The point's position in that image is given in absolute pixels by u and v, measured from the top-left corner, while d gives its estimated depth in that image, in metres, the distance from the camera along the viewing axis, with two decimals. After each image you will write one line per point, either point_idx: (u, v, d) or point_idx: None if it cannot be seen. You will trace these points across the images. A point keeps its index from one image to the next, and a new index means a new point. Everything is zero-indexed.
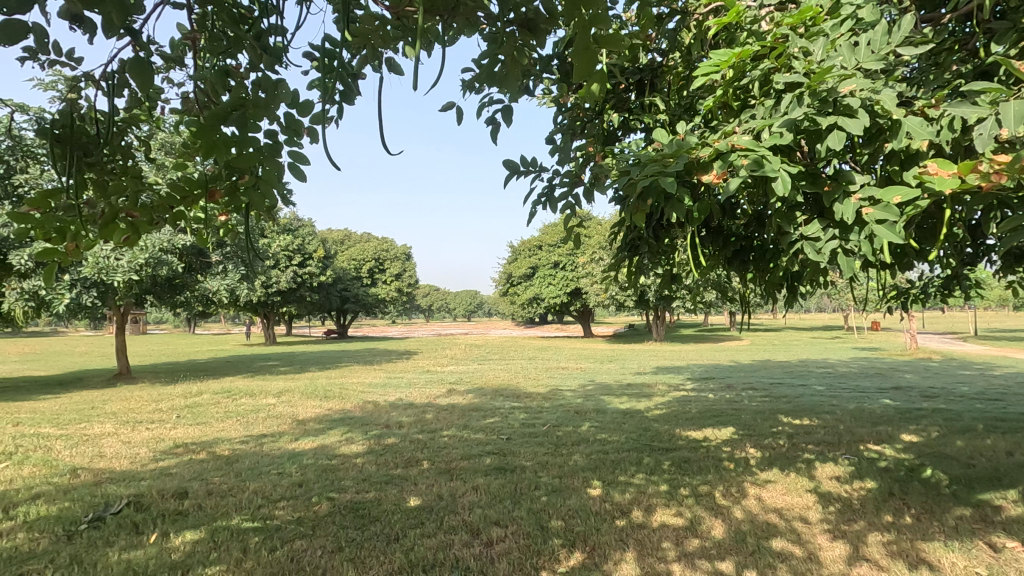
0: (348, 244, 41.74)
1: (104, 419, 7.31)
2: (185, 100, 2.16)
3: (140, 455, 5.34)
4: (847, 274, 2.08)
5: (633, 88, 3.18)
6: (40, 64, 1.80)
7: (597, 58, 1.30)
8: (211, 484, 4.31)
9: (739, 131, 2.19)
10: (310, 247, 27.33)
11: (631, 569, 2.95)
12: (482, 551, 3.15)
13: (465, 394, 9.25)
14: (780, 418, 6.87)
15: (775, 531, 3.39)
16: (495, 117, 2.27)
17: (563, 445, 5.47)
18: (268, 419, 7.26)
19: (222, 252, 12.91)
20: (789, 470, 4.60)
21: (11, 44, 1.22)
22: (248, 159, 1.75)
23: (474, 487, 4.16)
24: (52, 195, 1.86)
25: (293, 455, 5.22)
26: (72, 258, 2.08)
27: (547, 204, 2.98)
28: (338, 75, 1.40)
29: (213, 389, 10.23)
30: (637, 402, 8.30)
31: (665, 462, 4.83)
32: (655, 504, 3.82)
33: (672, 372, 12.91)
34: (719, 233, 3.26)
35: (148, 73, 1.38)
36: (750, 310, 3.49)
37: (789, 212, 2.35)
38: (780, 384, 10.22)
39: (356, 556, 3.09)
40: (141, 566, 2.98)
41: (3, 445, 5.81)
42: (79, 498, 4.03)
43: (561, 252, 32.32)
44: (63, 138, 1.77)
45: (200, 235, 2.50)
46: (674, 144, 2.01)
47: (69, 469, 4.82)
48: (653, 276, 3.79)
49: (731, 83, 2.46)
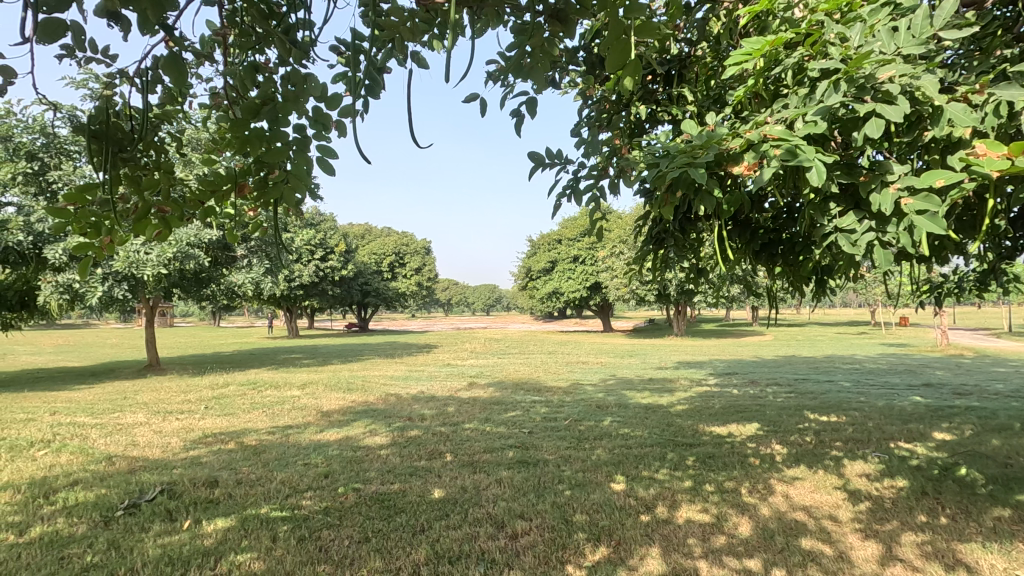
0: (370, 238, 42.28)
1: (136, 409, 7.52)
2: (214, 96, 2.18)
3: (171, 444, 5.49)
4: (883, 267, 2.02)
5: (660, 80, 3.12)
6: (77, 62, 1.83)
7: (630, 49, 1.27)
8: (240, 473, 4.40)
9: (771, 121, 2.13)
10: (330, 242, 27.70)
11: (657, 565, 2.93)
12: (507, 543, 3.16)
13: (486, 387, 9.31)
14: (807, 414, 6.76)
15: (804, 530, 3.34)
16: (519, 109, 2.25)
17: (585, 439, 5.46)
18: (293, 410, 7.39)
19: (246, 246, 13.13)
20: (817, 467, 4.53)
21: (51, 42, 1.25)
22: (279, 153, 1.77)
23: (498, 480, 4.17)
24: (88, 190, 1.88)
25: (319, 446, 5.30)
26: (107, 252, 2.12)
27: (573, 197, 2.97)
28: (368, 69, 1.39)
29: (238, 380, 10.44)
30: (660, 397, 8.25)
31: (689, 457, 4.79)
32: (680, 500, 3.79)
33: (693, 367, 12.79)
34: (746, 226, 3.23)
35: (183, 71, 1.40)
36: (777, 305, 3.43)
37: (821, 204, 2.29)
38: (804, 380, 10.05)
39: (383, 546, 3.13)
40: (176, 552, 3.06)
41: (42, 432, 6.01)
42: (115, 484, 4.16)
43: (582, 245, 32.18)
44: (99, 134, 1.80)
45: (230, 229, 2.54)
46: (704, 135, 1.98)
47: (104, 456, 4.98)
48: (678, 270, 3.77)
49: (762, 73, 2.41)
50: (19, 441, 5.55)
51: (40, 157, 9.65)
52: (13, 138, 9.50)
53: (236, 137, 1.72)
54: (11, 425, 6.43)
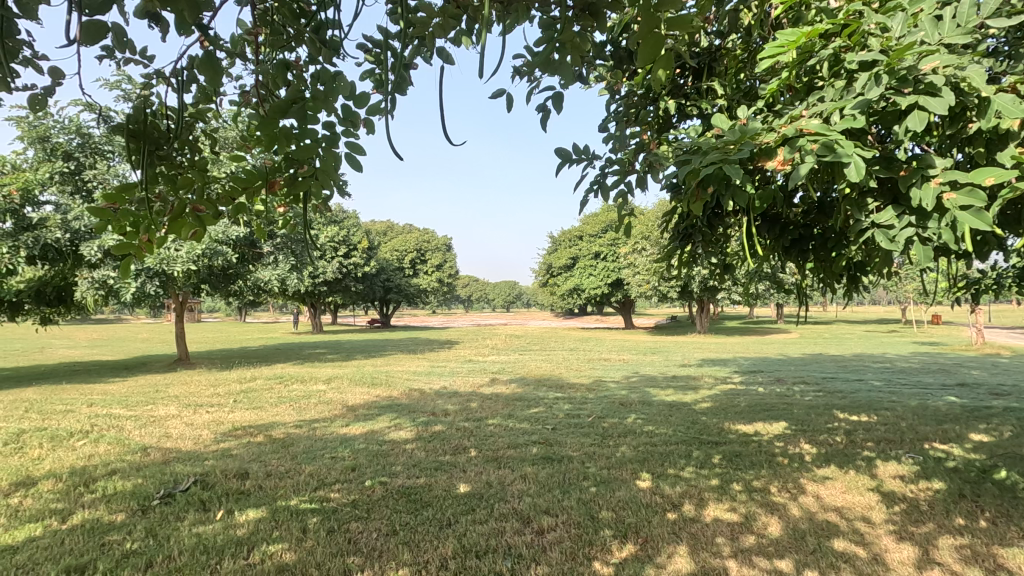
0: (392, 235, 42.69)
1: (168, 402, 7.73)
2: (244, 94, 2.21)
3: (203, 436, 5.62)
4: (923, 264, 1.94)
5: (689, 74, 3.09)
6: (117, 63, 1.87)
7: (662, 43, 1.25)
8: (269, 465, 4.48)
9: (806, 114, 2.07)
10: (353, 239, 28.06)
11: (685, 563, 2.91)
12: (533, 539, 3.17)
13: (508, 383, 9.35)
14: (836, 413, 6.62)
15: (836, 531, 3.27)
16: (545, 104, 2.23)
17: (610, 436, 5.44)
18: (319, 404, 7.51)
19: (273, 243, 13.38)
20: (848, 468, 4.44)
21: (93, 44, 1.28)
22: (308, 150, 1.80)
23: (522, 475, 4.19)
24: (128, 189, 1.93)
25: (345, 440, 5.37)
26: (144, 250, 2.16)
27: (599, 192, 2.95)
28: (397, 66, 1.38)
29: (266, 374, 10.67)
30: (684, 395, 8.16)
31: (715, 455, 4.74)
32: (707, 498, 3.75)
33: (717, 364, 12.65)
34: (776, 221, 3.16)
35: (218, 70, 1.43)
36: (809, 301, 3.36)
37: (858, 199, 2.23)
38: (833, 379, 9.82)
39: (410, 539, 3.16)
40: (210, 541, 3.13)
41: (80, 423, 6.21)
42: (150, 475, 4.27)
43: (603, 241, 31.99)
44: (137, 134, 1.84)
45: (259, 225, 2.57)
46: (738, 131, 1.94)
47: (140, 447, 5.12)
48: (706, 266, 3.73)
49: (796, 64, 2.36)
50: (59, 432, 5.75)
51: (76, 157, 10.17)
52: (50, 138, 9.89)
53: (267, 133, 1.74)
54: (50, 416, 6.65)
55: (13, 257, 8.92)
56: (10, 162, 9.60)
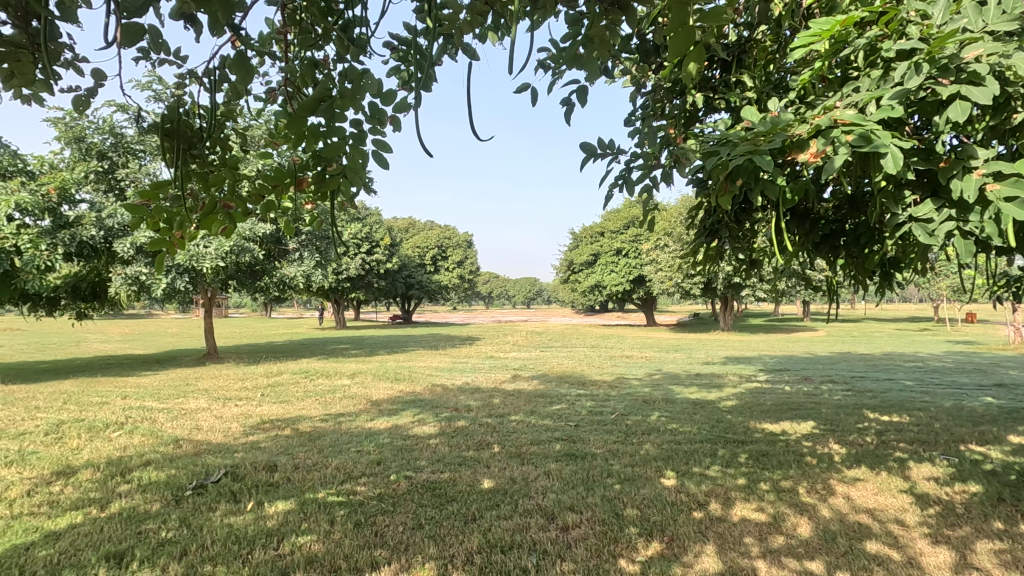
0: (414, 232, 43.01)
1: (198, 395, 7.92)
2: (272, 91, 2.23)
3: (232, 429, 5.74)
4: (963, 258, 1.87)
5: (717, 66, 3.04)
6: (152, 64, 1.92)
7: (693, 35, 1.22)
8: (297, 458, 4.56)
9: (841, 105, 2.02)
10: (376, 235, 28.36)
11: (713, 562, 2.88)
12: (558, 535, 3.17)
13: (530, 380, 9.37)
14: (866, 413, 6.48)
15: (869, 533, 3.21)
16: (570, 98, 2.21)
17: (633, 434, 5.40)
18: (345, 398, 7.62)
19: (298, 240, 13.62)
20: (879, 469, 4.33)
21: (131, 44, 1.32)
22: (335, 147, 1.82)
23: (546, 472, 4.19)
24: (161, 187, 1.97)
25: (370, 434, 5.44)
26: (177, 247, 2.20)
27: (625, 187, 2.93)
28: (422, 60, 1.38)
29: (292, 369, 10.86)
30: (708, 393, 8.08)
31: (742, 454, 4.67)
32: (734, 497, 3.71)
33: (742, 362, 12.49)
34: (805, 217, 3.12)
35: (249, 70, 1.46)
36: (839, 299, 3.29)
37: (895, 192, 2.17)
38: (863, 378, 9.59)
39: (436, 533, 3.19)
40: (242, 531, 3.21)
41: (115, 415, 6.41)
42: (183, 466, 4.39)
43: (625, 238, 31.75)
44: (171, 133, 1.87)
45: (288, 222, 2.59)
46: (768, 123, 1.90)
47: (172, 439, 5.26)
48: (731, 262, 3.69)
49: (829, 55, 2.30)
50: (96, 423, 5.94)
51: (110, 157, 10.48)
52: (86, 138, 10.23)
53: (295, 131, 1.75)
54: (87, 408, 6.88)
55: (52, 254, 9.26)
56: (49, 162, 9.96)
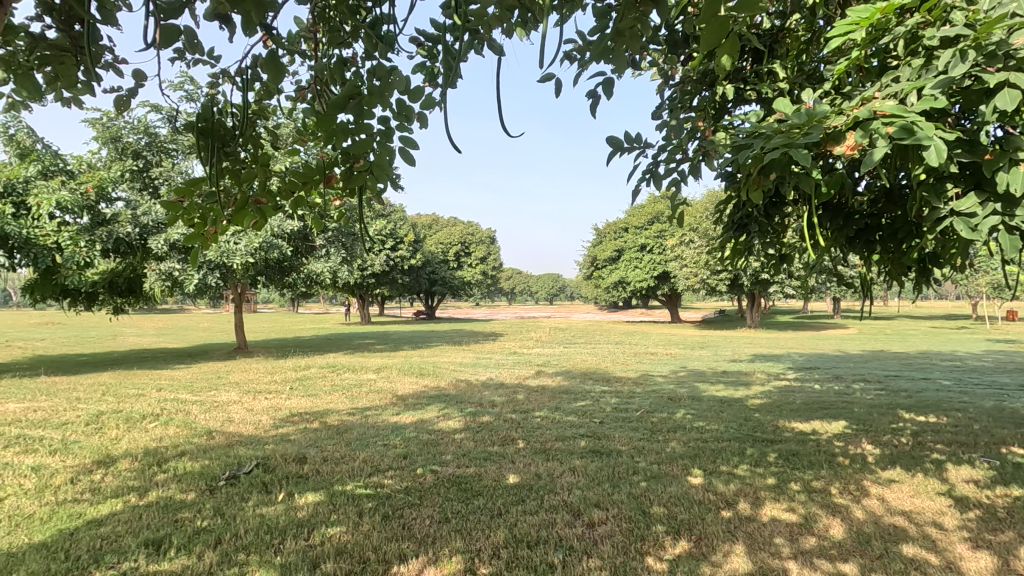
0: (437, 228, 43.30)
1: (229, 388, 8.13)
2: (301, 89, 2.26)
3: (263, 422, 5.88)
4: (1009, 254, 1.80)
5: (749, 57, 2.97)
6: (187, 64, 1.97)
7: (728, 24, 1.17)
8: (326, 451, 4.64)
9: (880, 96, 1.95)
10: (400, 232, 28.60)
11: (743, 562, 2.84)
12: (584, 531, 3.16)
13: (554, 376, 9.37)
14: (901, 413, 6.30)
15: (905, 536, 3.12)
16: (596, 90, 2.19)
17: (659, 431, 5.34)
18: (370, 392, 7.72)
19: (325, 236, 13.82)
20: (916, 471, 4.21)
21: (167, 46, 1.35)
22: (363, 144, 1.83)
23: (571, 468, 4.18)
24: (196, 184, 2.01)
25: (397, 428, 5.51)
26: (210, 242, 2.24)
27: (652, 180, 2.89)
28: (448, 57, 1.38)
29: (319, 363, 11.05)
30: (735, 390, 7.95)
31: (771, 454, 4.58)
32: (763, 497, 3.65)
33: (770, 360, 12.27)
34: (839, 211, 3.03)
35: (281, 68, 1.48)
36: (873, 294, 3.20)
37: (936, 185, 2.09)
38: (897, 377, 9.33)
39: (462, 527, 3.21)
40: (274, 521, 3.28)
41: (152, 406, 6.62)
42: (217, 457, 4.51)
43: (649, 233, 31.41)
44: (206, 131, 1.90)
45: (316, 218, 2.62)
46: (805, 114, 1.84)
47: (205, 431, 5.40)
48: (760, 258, 3.62)
49: (867, 43, 2.23)
50: (133, 414, 6.13)
51: (144, 155, 10.77)
52: (121, 138, 10.44)
53: (324, 129, 1.78)
54: (125, 399, 7.11)
55: (90, 250, 9.58)
56: (87, 162, 10.30)
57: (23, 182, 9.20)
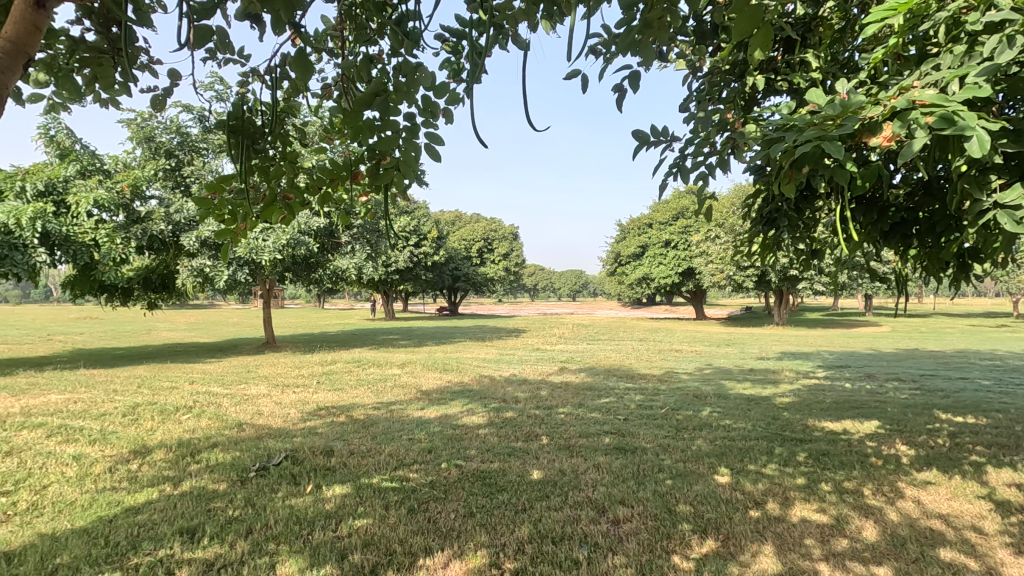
0: (460, 224, 43.49)
1: (259, 381, 8.31)
2: (328, 87, 2.28)
3: (291, 415, 5.99)
4: None
5: (780, 47, 2.90)
6: (218, 64, 2.01)
7: (762, 14, 1.12)
8: (352, 444, 4.71)
9: (919, 85, 1.88)
10: (424, 229, 28.83)
11: (772, 563, 2.79)
12: (609, 529, 3.15)
13: (577, 373, 9.33)
14: (937, 414, 6.11)
15: (942, 540, 3.02)
16: (622, 84, 2.17)
17: (684, 429, 5.28)
18: (395, 387, 7.81)
19: (350, 233, 14.00)
20: (953, 473, 4.07)
21: (200, 47, 1.38)
22: (389, 141, 1.84)
23: (596, 465, 4.16)
24: (226, 181, 2.04)
25: (421, 422, 5.56)
26: (240, 238, 2.28)
27: (679, 175, 2.85)
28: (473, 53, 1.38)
29: (344, 358, 11.21)
30: (763, 389, 7.82)
31: (801, 453, 4.49)
32: (793, 497, 3.58)
33: (799, 358, 12.01)
34: (874, 205, 2.94)
35: (309, 66, 1.49)
36: (909, 291, 3.10)
37: (979, 177, 2.01)
38: (933, 377, 9.04)
39: (487, 522, 3.23)
40: (303, 512, 3.35)
41: (185, 399, 6.81)
42: (247, 448, 4.62)
43: (674, 229, 31.00)
44: (236, 129, 1.94)
45: (343, 214, 2.65)
46: (839, 105, 1.78)
47: (236, 423, 5.53)
48: (790, 253, 3.54)
49: (906, 30, 2.15)
50: (167, 406, 6.31)
51: (176, 154, 11.04)
52: (155, 138, 10.74)
53: (351, 126, 1.79)
54: (159, 392, 7.33)
55: (126, 247, 9.88)
56: (122, 161, 10.62)
57: (63, 181, 9.54)
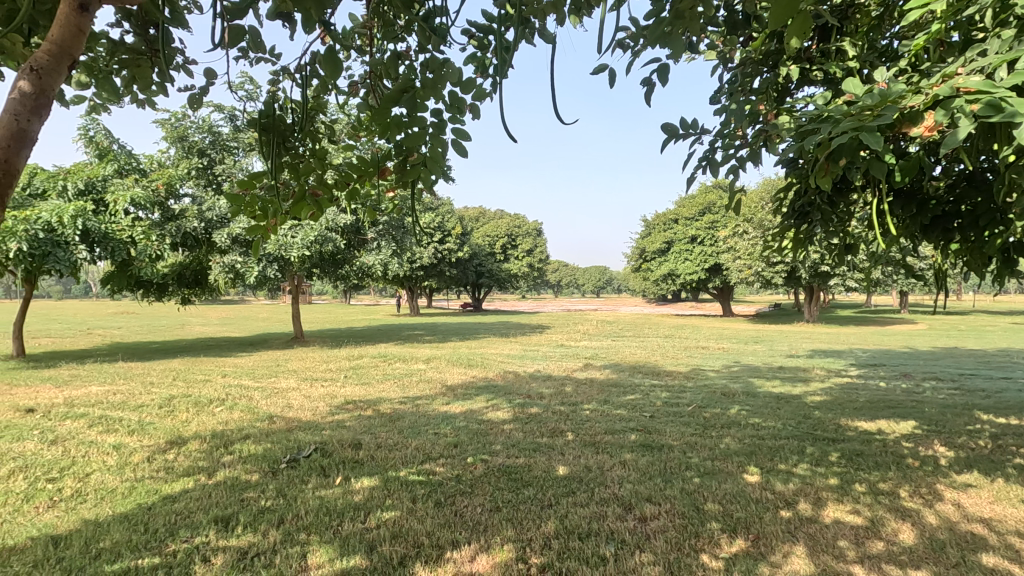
0: (484, 221, 43.61)
1: (288, 375, 8.48)
2: (356, 84, 2.30)
3: (320, 408, 6.10)
4: None
5: (815, 36, 2.82)
6: (249, 63, 2.05)
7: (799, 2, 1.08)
8: (379, 438, 4.77)
9: (964, 72, 1.80)
10: (448, 225, 29.01)
11: (804, 564, 2.73)
12: (636, 526, 3.12)
13: (602, 369, 9.27)
14: (978, 414, 5.89)
15: (984, 545, 2.92)
16: (651, 77, 2.13)
17: (712, 427, 5.21)
18: (421, 382, 7.89)
19: (376, 229, 14.18)
20: (995, 476, 3.93)
21: (233, 46, 1.40)
22: (417, 137, 1.85)
23: (621, 462, 4.13)
24: (257, 178, 2.08)
25: (447, 417, 5.61)
26: (271, 234, 2.32)
27: (708, 168, 2.80)
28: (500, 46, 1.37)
29: (371, 353, 11.36)
30: (793, 387, 7.66)
31: (833, 453, 4.39)
32: (825, 497, 3.49)
33: (830, 356, 11.73)
34: (913, 197, 2.85)
35: (338, 64, 1.51)
36: (950, 287, 2.99)
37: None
38: (973, 376, 8.73)
39: (513, 516, 3.23)
40: (333, 503, 3.41)
41: (218, 391, 7.00)
42: (278, 440, 4.72)
43: (701, 225, 30.55)
44: (267, 127, 1.97)
45: (371, 210, 2.67)
46: (878, 95, 1.72)
47: (267, 416, 5.66)
48: (823, 247, 3.45)
49: (950, 15, 2.06)
50: (201, 398, 6.50)
51: (208, 153, 11.31)
52: (188, 137, 11.03)
53: (379, 123, 1.80)
54: (194, 385, 7.54)
55: (160, 244, 10.18)
56: (157, 160, 10.94)
57: (102, 180, 9.88)
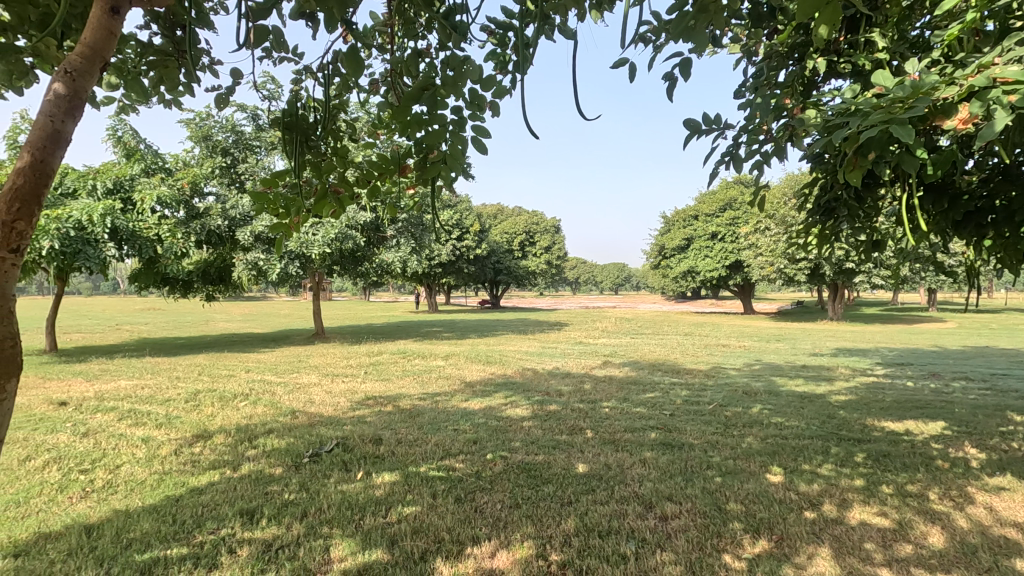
0: (502, 218, 43.61)
1: (309, 371, 8.59)
2: (376, 82, 2.31)
3: (341, 403, 6.17)
4: None
5: (843, 27, 2.75)
6: (273, 63, 2.07)
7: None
8: (400, 433, 4.81)
9: (1002, 62, 1.74)
10: (466, 223, 29.07)
11: (830, 566, 2.69)
12: (657, 524, 3.10)
13: (621, 367, 9.22)
14: (1011, 415, 5.73)
15: (1019, 550, 2.83)
16: (674, 72, 2.11)
17: (734, 426, 5.15)
18: (440, 378, 7.93)
19: (395, 227, 14.27)
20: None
21: (258, 46, 1.42)
22: (437, 134, 1.85)
23: (642, 460, 4.11)
24: (280, 176, 2.10)
25: (466, 413, 5.63)
26: (294, 232, 2.35)
27: (732, 164, 2.76)
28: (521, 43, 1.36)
29: (390, 349, 11.46)
30: (817, 386, 7.52)
31: (859, 454, 4.30)
32: (851, 499, 3.43)
33: (855, 354, 11.50)
34: (944, 192, 2.77)
35: (359, 63, 1.52)
36: (982, 284, 2.91)
37: None
38: (1006, 376, 8.49)
39: (533, 513, 3.24)
40: (354, 498, 3.45)
41: (241, 386, 7.12)
42: (300, 435, 4.80)
43: (721, 221, 30.16)
44: (290, 126, 1.99)
45: (391, 207, 2.69)
46: (910, 86, 1.67)
47: (289, 411, 5.75)
48: (848, 243, 3.37)
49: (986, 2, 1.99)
50: (226, 393, 6.62)
51: (231, 152, 11.49)
52: (212, 137, 11.22)
53: (399, 121, 1.81)
54: (218, 380, 7.68)
55: (185, 241, 10.38)
56: (182, 160, 11.15)
57: (129, 180, 10.10)
